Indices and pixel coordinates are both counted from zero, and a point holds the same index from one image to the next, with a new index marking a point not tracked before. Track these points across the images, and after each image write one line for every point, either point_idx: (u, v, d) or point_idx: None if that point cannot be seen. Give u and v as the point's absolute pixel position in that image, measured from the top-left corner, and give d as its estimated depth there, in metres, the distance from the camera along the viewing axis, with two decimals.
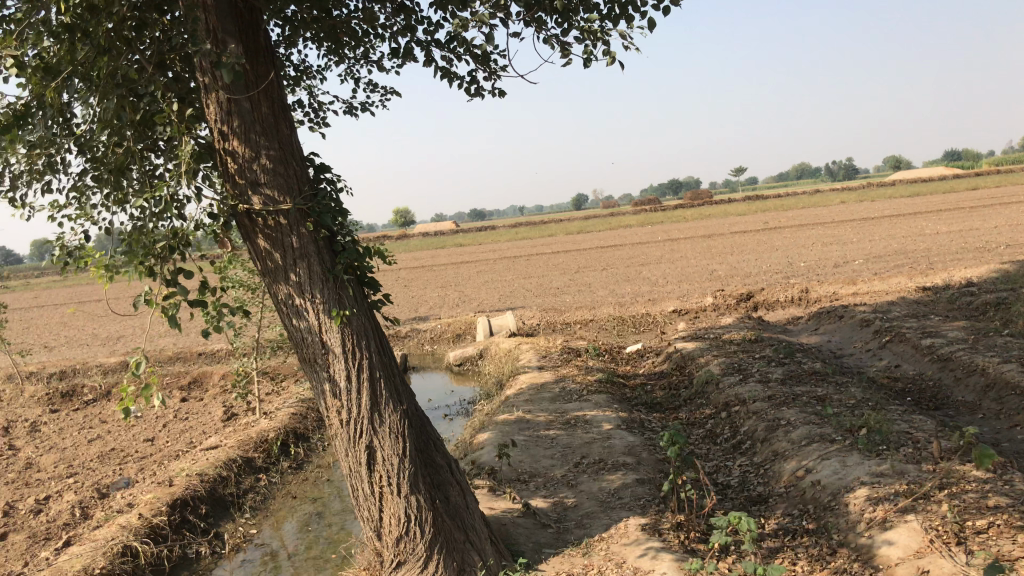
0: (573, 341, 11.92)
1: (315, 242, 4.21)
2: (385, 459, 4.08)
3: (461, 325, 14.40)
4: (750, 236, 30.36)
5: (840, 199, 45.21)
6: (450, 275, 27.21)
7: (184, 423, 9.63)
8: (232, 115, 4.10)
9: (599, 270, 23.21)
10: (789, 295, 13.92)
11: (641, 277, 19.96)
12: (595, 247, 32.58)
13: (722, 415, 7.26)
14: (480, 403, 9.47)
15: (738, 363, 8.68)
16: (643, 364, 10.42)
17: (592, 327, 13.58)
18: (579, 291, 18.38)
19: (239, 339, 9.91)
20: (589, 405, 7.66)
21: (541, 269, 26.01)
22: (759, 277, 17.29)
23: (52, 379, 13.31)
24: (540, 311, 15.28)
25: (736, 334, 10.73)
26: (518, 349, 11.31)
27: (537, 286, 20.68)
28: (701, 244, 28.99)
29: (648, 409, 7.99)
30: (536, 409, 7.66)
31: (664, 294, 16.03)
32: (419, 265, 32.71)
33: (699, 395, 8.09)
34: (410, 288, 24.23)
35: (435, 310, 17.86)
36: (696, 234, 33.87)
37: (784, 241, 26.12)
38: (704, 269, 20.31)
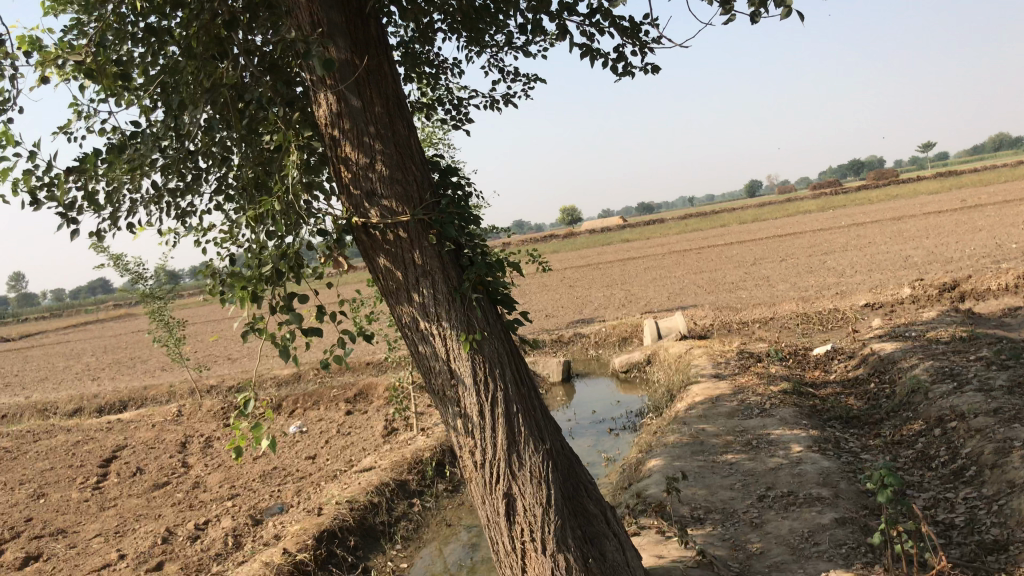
0: (750, 343, 10.90)
1: (441, 259, 3.64)
2: (526, 510, 3.48)
3: (628, 328, 13.64)
4: (947, 216, 27.57)
5: None
6: (617, 273, 26.41)
7: (346, 439, 9.49)
8: (342, 117, 3.63)
9: (776, 261, 21.72)
10: (1002, 281, 12.17)
11: (824, 268, 18.40)
12: (770, 236, 30.74)
13: (935, 432, 6.14)
14: (648, 416, 8.72)
15: (951, 369, 7.44)
16: (833, 369, 9.28)
17: (771, 327, 12.44)
18: (755, 286, 17.12)
19: (396, 351, 9.66)
20: (773, 423, 6.74)
21: (712, 262, 24.75)
22: (962, 262, 15.40)
23: (230, 392, 13.72)
24: (712, 309, 14.25)
25: (943, 332, 9.36)
26: (689, 354, 10.44)
27: (708, 281, 19.57)
28: (891, 227, 26.65)
29: (842, 425, 6.96)
30: (710, 427, 6.82)
31: (852, 286, 14.56)
32: (585, 264, 32.10)
33: (903, 407, 6.97)
34: (576, 288, 23.68)
35: (601, 310, 17.20)
36: (883, 217, 31.23)
37: (989, 220, 23.47)
38: (897, 255, 18.46)
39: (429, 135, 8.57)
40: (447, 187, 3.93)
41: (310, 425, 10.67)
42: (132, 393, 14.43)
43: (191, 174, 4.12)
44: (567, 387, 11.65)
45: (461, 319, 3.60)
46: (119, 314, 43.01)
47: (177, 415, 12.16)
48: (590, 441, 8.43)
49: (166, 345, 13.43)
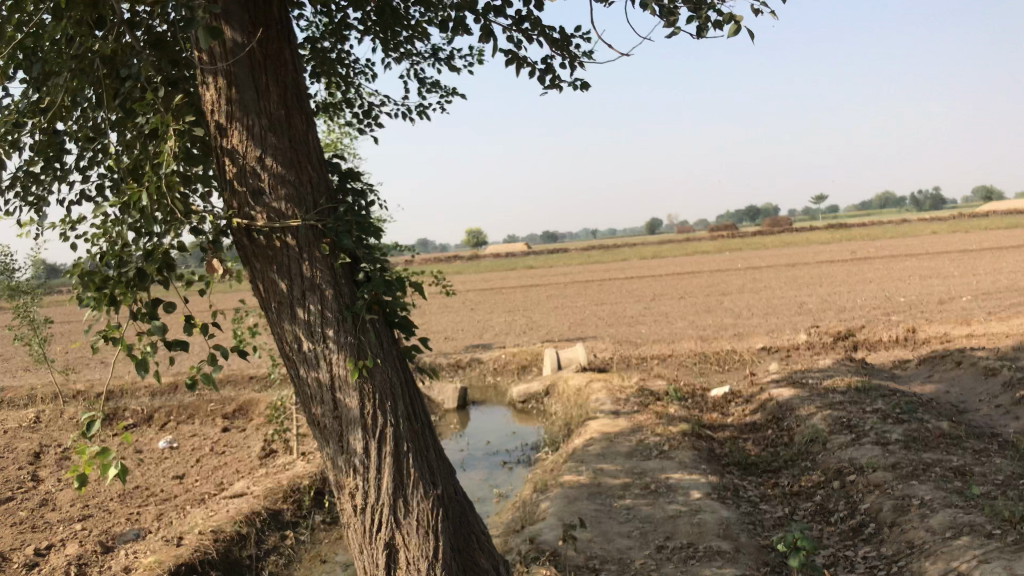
0: (649, 380, 10.77)
1: (332, 273, 3.21)
2: (409, 564, 3.08)
3: (527, 357, 13.37)
4: (837, 266, 28.56)
5: (931, 229, 42.80)
6: (518, 299, 26.23)
7: (221, 459, 8.82)
8: (232, 103, 3.17)
9: (676, 299, 21.95)
10: (892, 334, 12.47)
11: (722, 308, 18.64)
12: (670, 274, 31.21)
13: (834, 485, 6.03)
14: (544, 451, 8.40)
15: (848, 420, 7.41)
16: (731, 412, 9.20)
17: (670, 364, 12.37)
18: (655, 322, 17.16)
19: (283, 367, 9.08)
20: (672, 466, 6.52)
21: (614, 295, 24.87)
22: (853, 312, 15.81)
23: (99, 399, 12.73)
24: (612, 343, 14.14)
25: (838, 381, 9.42)
26: (588, 387, 10.21)
27: (610, 314, 19.55)
28: (786, 273, 27.42)
29: (741, 472, 6.81)
30: (608, 467, 6.55)
31: (749, 328, 14.71)
32: (487, 288, 31.85)
33: (801, 456, 6.88)
34: (478, 312, 23.36)
35: (501, 337, 16.90)
36: (778, 263, 32.16)
37: (877, 273, 24.39)
38: (793, 301, 18.88)
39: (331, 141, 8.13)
40: (347, 193, 3.51)
41: (184, 441, 9.92)
42: None
43: (57, 158, 3.60)
44: (462, 414, 11.25)
45: (351, 342, 3.17)
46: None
47: (35, 421, 11.16)
48: (482, 474, 8.04)
49: (30, 344, 12.38)
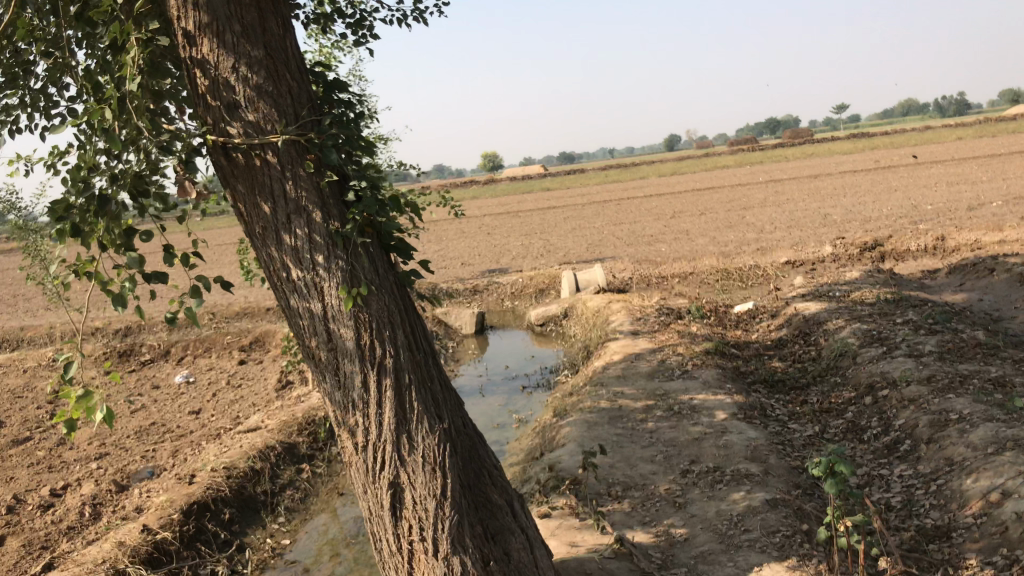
0: (670, 299, 10.50)
1: (319, 194, 2.93)
2: (416, 504, 2.88)
3: (545, 280, 13.12)
4: (861, 176, 27.83)
5: (958, 135, 41.62)
6: (536, 222, 25.86)
7: (237, 393, 8.70)
8: (198, 6, 2.84)
9: (696, 215, 21.51)
10: (921, 243, 12.06)
11: (744, 223, 18.22)
12: (690, 190, 30.62)
13: (866, 401, 5.78)
14: (564, 374, 8.21)
15: (878, 333, 7.12)
16: (755, 329, 8.93)
17: (692, 282, 12.08)
18: (675, 239, 16.80)
19: None
20: (695, 386, 6.30)
21: (632, 214, 24.44)
22: (880, 222, 15.34)
23: (116, 335, 12.66)
24: (632, 262, 13.84)
25: (867, 293, 9.09)
26: (607, 308, 9.96)
27: (628, 233, 19.19)
28: (808, 185, 26.80)
29: (767, 390, 6.58)
30: (630, 390, 6.34)
31: (772, 243, 14.33)
32: (504, 211, 31.46)
33: (830, 372, 6.63)
34: (495, 235, 23.05)
35: (518, 260, 16.64)
36: (800, 175, 31.42)
37: (902, 181, 23.75)
38: (816, 213, 18.41)
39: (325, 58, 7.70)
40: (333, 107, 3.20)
41: (201, 375, 9.81)
42: (8, 335, 13.20)
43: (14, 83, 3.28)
44: (480, 340, 11.06)
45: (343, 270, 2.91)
46: (12, 245, 40.38)
47: (53, 360, 11.11)
48: (501, 400, 7.86)
49: (43, 284, 12.27)
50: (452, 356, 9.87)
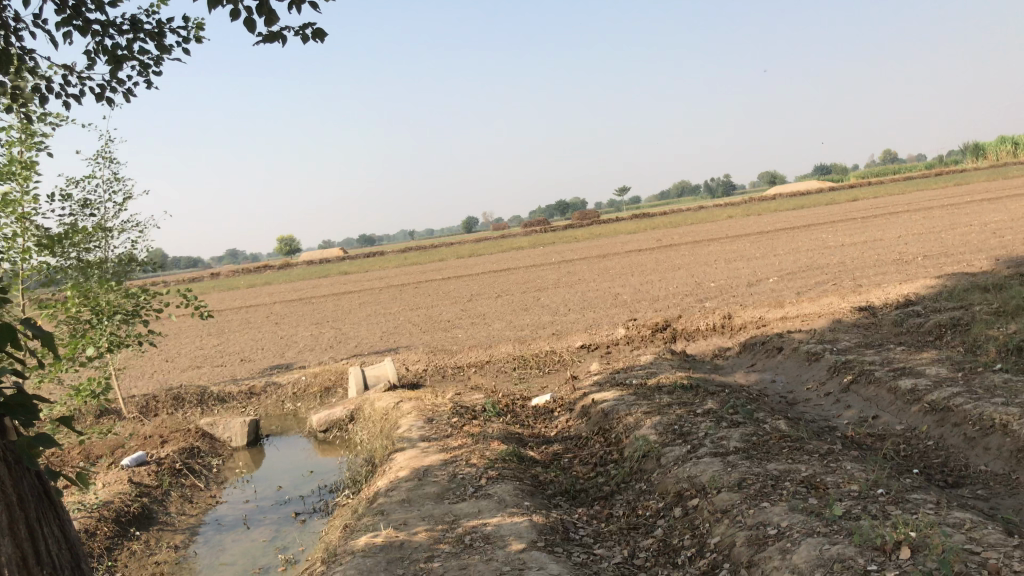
0: (465, 393, 9.72)
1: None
2: None
3: (330, 377, 11.97)
4: (646, 255, 28.85)
5: (729, 214, 44.78)
6: (328, 309, 24.56)
7: None
8: None
9: (491, 298, 21.16)
10: (710, 322, 12.10)
11: (539, 305, 18.01)
12: (487, 271, 30.49)
13: (675, 514, 5.17)
14: (343, 494, 7.11)
15: (680, 428, 6.64)
16: (554, 424, 8.28)
17: (488, 373, 11.38)
18: (471, 325, 16.18)
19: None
20: (490, 507, 5.44)
21: (428, 298, 23.81)
22: (668, 301, 15.51)
23: None
24: (425, 352, 12.99)
25: (664, 379, 8.73)
26: (395, 409, 9.00)
27: (423, 319, 18.44)
28: (599, 264, 27.40)
29: (568, 503, 5.85)
30: (413, 517, 5.38)
31: (568, 326, 14.02)
32: (293, 298, 29.86)
33: (634, 477, 6.02)
34: (282, 325, 21.56)
35: (305, 353, 15.37)
36: (591, 255, 32.23)
37: (685, 259, 24.72)
38: (607, 293, 18.53)
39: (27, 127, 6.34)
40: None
41: None
42: None
43: None
44: (253, 452, 9.71)
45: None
46: None
47: None
48: (267, 534, 6.62)
49: None
50: (215, 478, 8.46)
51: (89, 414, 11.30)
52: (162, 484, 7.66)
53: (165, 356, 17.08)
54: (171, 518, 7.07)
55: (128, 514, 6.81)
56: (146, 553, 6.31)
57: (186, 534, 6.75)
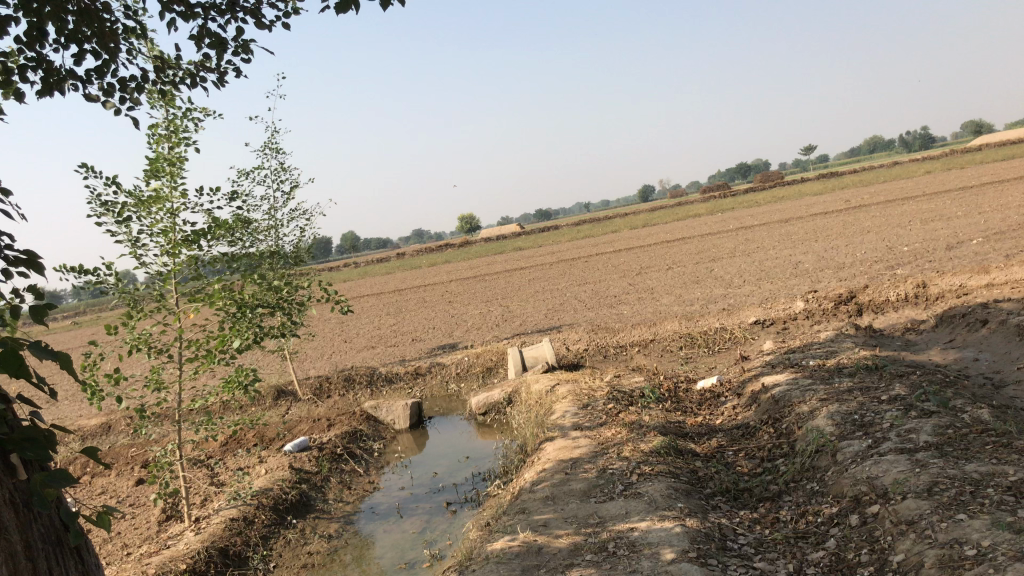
0: (626, 375, 9.25)
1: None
2: None
3: (492, 357, 11.83)
4: (832, 218, 26.92)
5: (925, 168, 41.10)
6: (499, 286, 24.69)
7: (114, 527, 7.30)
8: None
9: (663, 270, 20.42)
10: (902, 292, 10.90)
11: (711, 276, 17.13)
12: (660, 242, 29.61)
13: (851, 522, 4.50)
14: (494, 484, 6.87)
15: (860, 418, 5.88)
16: (719, 411, 7.66)
17: (652, 353, 10.82)
18: (639, 300, 15.59)
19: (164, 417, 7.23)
20: (639, 508, 5.00)
21: (599, 271, 23.37)
22: (854, 269, 14.24)
23: None
24: (588, 330, 12.60)
25: (845, 359, 7.86)
26: (552, 393, 8.69)
27: (591, 294, 18.05)
28: (779, 230, 25.82)
29: (728, 503, 5.29)
30: (555, 518, 5.03)
31: (740, 299, 13.15)
32: (467, 276, 30.33)
33: (805, 476, 5.36)
34: (454, 303, 21.87)
35: (472, 332, 15.41)
36: (770, 220, 30.50)
37: (877, 220, 22.76)
38: (787, 262, 17.33)
39: (172, 124, 6.49)
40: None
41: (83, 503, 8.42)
42: None
43: None
44: (416, 435, 9.71)
45: (7, 487, 2.00)
46: None
47: None
48: (417, 524, 6.48)
49: None
50: (376, 461, 8.50)
51: (267, 396, 11.78)
52: (322, 470, 7.74)
53: (343, 337, 17.69)
54: (328, 506, 7.12)
55: (286, 501, 6.91)
56: (301, 542, 6.37)
57: (341, 523, 6.74)
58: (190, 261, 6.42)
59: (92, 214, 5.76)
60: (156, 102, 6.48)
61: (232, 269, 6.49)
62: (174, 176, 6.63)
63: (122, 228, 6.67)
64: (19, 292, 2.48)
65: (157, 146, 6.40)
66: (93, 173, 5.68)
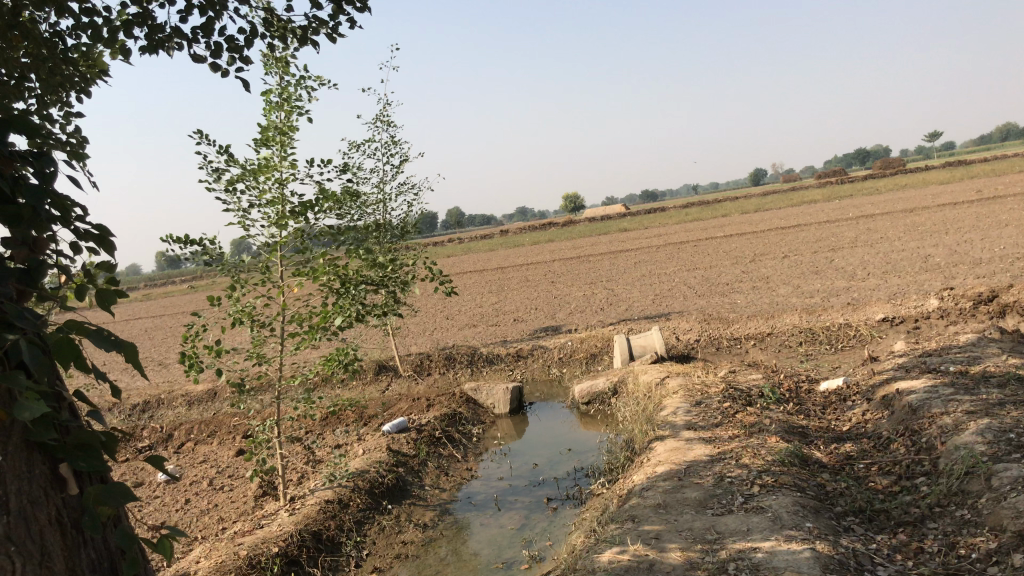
0: (740, 371, 8.68)
1: (44, 353, 1.91)
2: None
3: (597, 343, 11.41)
4: (964, 209, 25.18)
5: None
6: (604, 268, 24.19)
7: (214, 500, 7.31)
8: None
9: (778, 258, 19.48)
10: None
11: (831, 267, 16.17)
12: (773, 229, 28.42)
13: (1014, 563, 3.91)
14: (597, 482, 6.48)
15: (1018, 437, 5.19)
16: (846, 416, 7.04)
17: (768, 348, 10.18)
18: (752, 289, 14.83)
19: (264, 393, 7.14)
20: (760, 525, 4.52)
21: (709, 257, 22.56)
22: (994, 266, 13.11)
23: (134, 415, 11.87)
24: (699, 319, 12.01)
25: (992, 367, 7.09)
26: (661, 387, 8.22)
27: (701, 281, 17.36)
28: (905, 220, 24.31)
29: (862, 526, 4.74)
30: (666, 530, 4.62)
31: (866, 293, 12.28)
32: (571, 256, 29.92)
33: (952, 503, 4.76)
34: (557, 284, 21.52)
35: (575, 315, 15.02)
36: (894, 209, 28.79)
37: (1016, 213, 21.09)
38: (916, 254, 16.19)
39: (285, 92, 6.27)
40: (52, 206, 2.07)
41: (187, 471, 8.52)
42: None
43: None
44: (515, 420, 9.41)
45: (54, 502, 2.07)
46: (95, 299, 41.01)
47: None
48: (516, 520, 6.15)
49: None
50: (474, 446, 8.24)
51: (368, 371, 11.73)
52: (420, 454, 7.53)
53: (446, 313, 17.59)
54: (424, 492, 6.90)
55: (382, 485, 6.72)
56: (395, 530, 6.16)
57: (436, 512, 6.50)
58: (297, 234, 6.24)
59: (205, 181, 5.56)
60: (270, 68, 6.26)
61: (337, 244, 6.28)
62: (284, 146, 6.44)
63: (230, 196, 6.52)
64: (94, 270, 2.29)
65: (269, 114, 6.20)
66: (207, 142, 5.49)
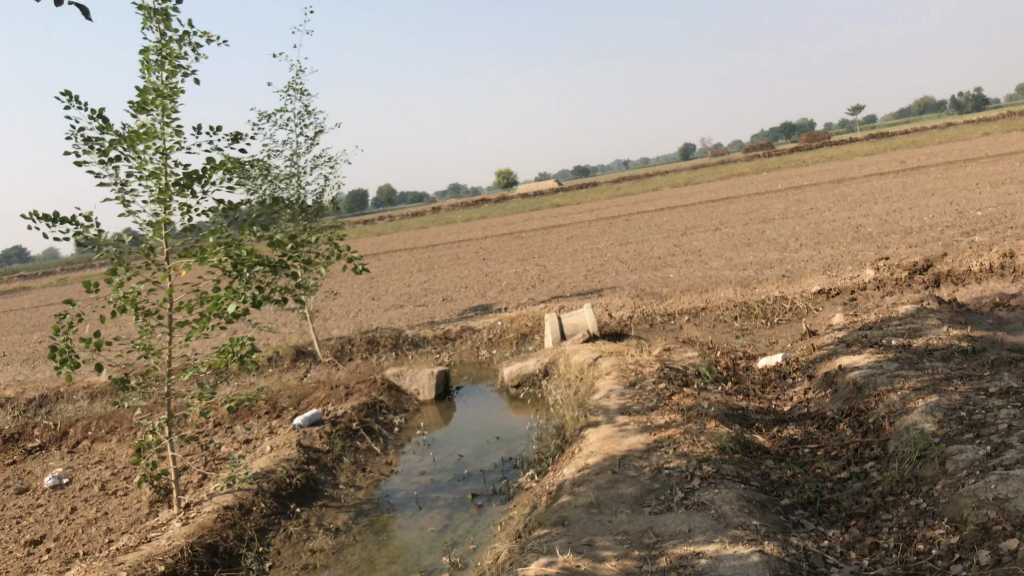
0: (675, 349, 8.25)
1: None
2: None
3: (527, 322, 10.90)
4: (890, 179, 25.39)
5: (986, 129, 39.02)
6: (536, 243, 23.73)
7: (103, 507, 6.58)
8: None
9: (710, 231, 19.27)
10: (987, 261, 9.71)
11: (764, 239, 15.97)
12: (705, 201, 28.31)
13: (982, 561, 3.51)
14: (526, 475, 5.96)
15: (971, 415, 4.83)
16: (788, 396, 6.66)
17: (704, 323, 9.81)
18: (686, 263, 14.51)
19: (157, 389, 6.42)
20: (702, 526, 4.06)
21: (641, 231, 22.27)
22: (925, 235, 13.00)
23: (30, 412, 10.95)
24: (632, 295, 11.60)
25: (934, 339, 6.78)
26: (592, 368, 7.74)
27: (633, 255, 17.01)
28: (834, 191, 24.39)
29: (812, 520, 4.32)
30: (599, 535, 4.12)
31: (800, 265, 12.02)
32: (502, 233, 29.38)
33: (906, 491, 4.36)
34: (488, 261, 20.98)
35: (506, 293, 14.50)
36: (822, 180, 28.97)
37: (941, 183, 21.28)
38: (847, 225, 16.08)
39: (166, 48, 5.51)
40: None
41: (79, 474, 7.74)
42: None
43: None
44: (441, 407, 8.85)
45: None
46: (6, 285, 38.95)
47: None
48: (437, 520, 5.60)
49: None
50: (396, 438, 7.66)
51: (285, 358, 11.02)
52: (335, 449, 6.91)
53: (372, 294, 16.89)
54: (338, 492, 6.30)
55: (289, 487, 6.10)
56: (302, 538, 5.56)
57: (350, 514, 5.91)
58: (183, 211, 5.54)
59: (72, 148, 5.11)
60: (147, 21, 5.49)
61: (229, 222, 5.61)
62: (167, 110, 5.70)
63: (106, 168, 5.74)
64: None
65: (147, 74, 5.44)
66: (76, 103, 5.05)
